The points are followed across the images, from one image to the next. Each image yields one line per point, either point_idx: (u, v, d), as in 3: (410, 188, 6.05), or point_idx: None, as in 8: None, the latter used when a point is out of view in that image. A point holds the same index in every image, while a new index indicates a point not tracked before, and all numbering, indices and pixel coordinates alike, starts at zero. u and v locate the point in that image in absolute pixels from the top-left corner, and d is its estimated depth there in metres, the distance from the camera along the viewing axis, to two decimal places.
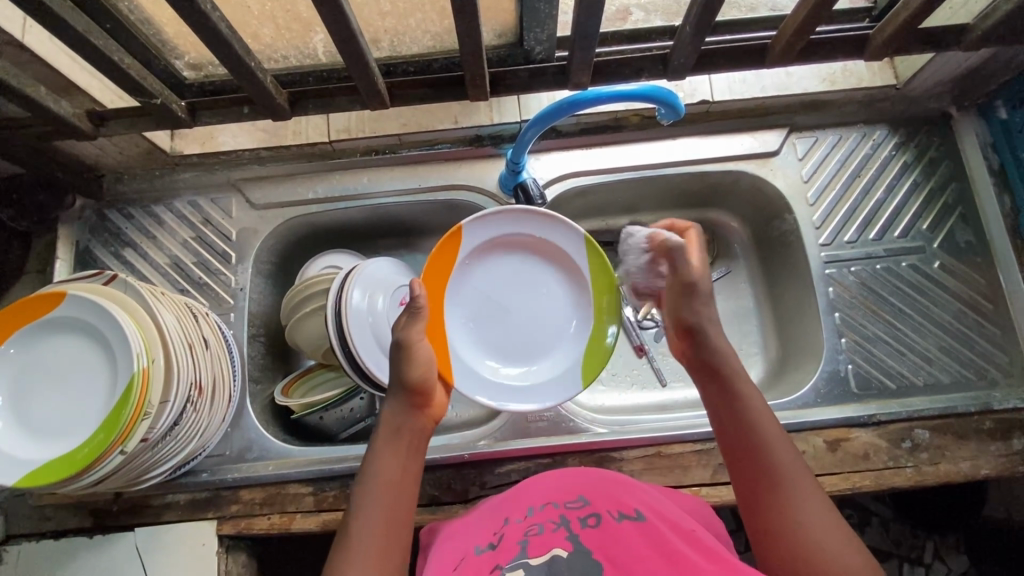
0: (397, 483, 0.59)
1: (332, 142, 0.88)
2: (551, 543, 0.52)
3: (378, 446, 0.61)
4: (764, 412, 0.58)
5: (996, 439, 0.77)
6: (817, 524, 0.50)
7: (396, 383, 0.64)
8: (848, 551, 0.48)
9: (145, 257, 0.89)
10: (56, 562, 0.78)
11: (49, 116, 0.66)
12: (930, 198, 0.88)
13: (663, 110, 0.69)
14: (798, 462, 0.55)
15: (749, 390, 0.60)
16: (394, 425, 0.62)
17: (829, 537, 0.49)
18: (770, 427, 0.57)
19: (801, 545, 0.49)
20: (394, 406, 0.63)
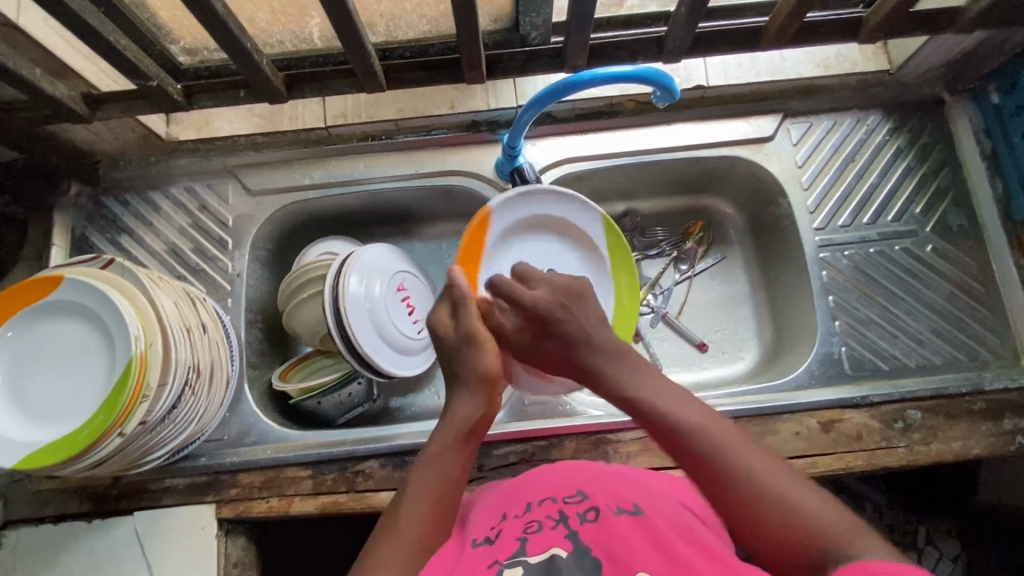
0: (454, 480, 0.59)
1: (328, 127, 0.89)
2: (550, 541, 0.54)
3: (443, 439, 0.61)
4: (670, 393, 0.60)
5: (987, 418, 0.78)
6: (771, 481, 0.53)
7: (474, 375, 0.63)
8: (805, 497, 0.52)
9: (141, 244, 0.89)
10: (55, 546, 0.78)
11: (45, 98, 0.66)
12: (923, 182, 0.89)
13: (658, 93, 0.69)
14: (723, 429, 0.57)
15: (676, 402, 0.58)
16: (465, 422, 0.62)
17: (786, 488, 0.52)
18: (685, 408, 0.58)
19: (762, 507, 0.52)
20: (468, 400, 0.62)
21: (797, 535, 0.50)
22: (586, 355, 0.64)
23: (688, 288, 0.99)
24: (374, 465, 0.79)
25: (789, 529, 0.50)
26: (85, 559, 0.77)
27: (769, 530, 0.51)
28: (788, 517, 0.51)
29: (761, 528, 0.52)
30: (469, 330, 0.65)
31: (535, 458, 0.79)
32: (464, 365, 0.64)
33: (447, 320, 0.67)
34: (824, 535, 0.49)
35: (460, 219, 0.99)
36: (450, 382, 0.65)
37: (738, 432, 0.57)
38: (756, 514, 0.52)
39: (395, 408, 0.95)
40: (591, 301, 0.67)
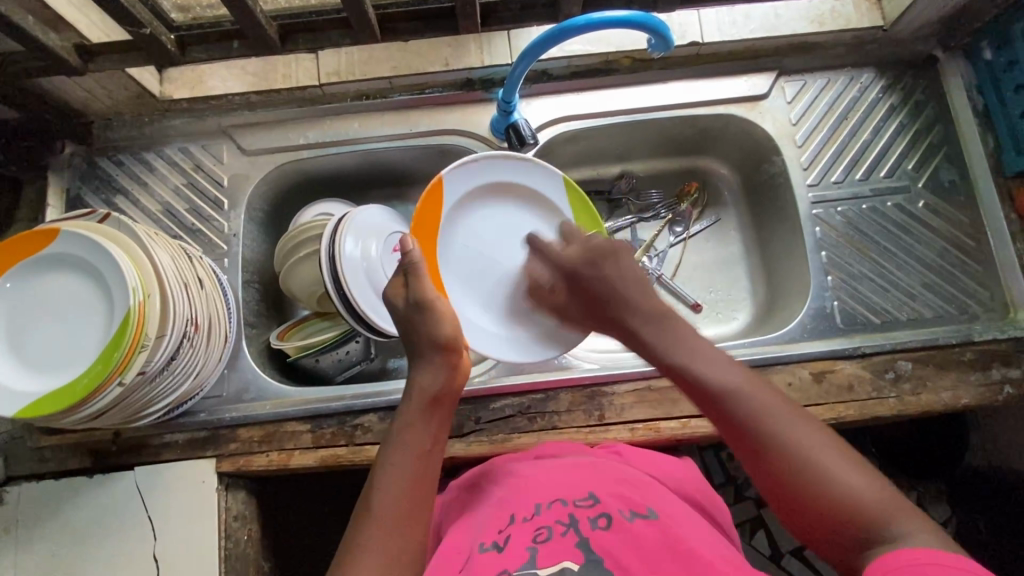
0: (423, 453, 0.61)
1: (322, 85, 0.88)
2: (561, 553, 0.52)
3: (409, 412, 0.63)
4: (713, 359, 0.60)
5: (976, 368, 0.80)
6: (812, 454, 0.52)
7: (427, 342, 0.66)
8: (849, 471, 0.50)
9: (136, 203, 0.88)
10: (56, 501, 0.78)
11: (39, 48, 0.66)
12: (915, 139, 0.89)
13: (653, 41, 0.70)
14: (767, 395, 0.56)
15: (716, 360, 0.60)
16: (426, 392, 0.64)
17: (829, 462, 0.51)
18: (726, 374, 0.58)
19: (805, 484, 0.51)
20: (427, 371, 0.65)
21: (840, 515, 0.49)
22: (622, 313, 0.69)
23: (683, 250, 1.00)
24: (372, 418, 0.81)
25: (829, 507, 0.49)
26: (86, 513, 0.78)
27: (814, 508, 0.50)
28: (830, 495, 0.49)
29: (804, 505, 0.51)
30: (421, 295, 0.68)
31: (532, 411, 0.80)
32: (422, 331, 0.67)
33: (398, 288, 0.69)
34: (867, 515, 0.48)
35: None
36: (411, 351, 0.67)
37: (783, 401, 0.56)
38: (805, 492, 0.51)
39: (393, 369, 0.95)
40: (625, 260, 0.72)
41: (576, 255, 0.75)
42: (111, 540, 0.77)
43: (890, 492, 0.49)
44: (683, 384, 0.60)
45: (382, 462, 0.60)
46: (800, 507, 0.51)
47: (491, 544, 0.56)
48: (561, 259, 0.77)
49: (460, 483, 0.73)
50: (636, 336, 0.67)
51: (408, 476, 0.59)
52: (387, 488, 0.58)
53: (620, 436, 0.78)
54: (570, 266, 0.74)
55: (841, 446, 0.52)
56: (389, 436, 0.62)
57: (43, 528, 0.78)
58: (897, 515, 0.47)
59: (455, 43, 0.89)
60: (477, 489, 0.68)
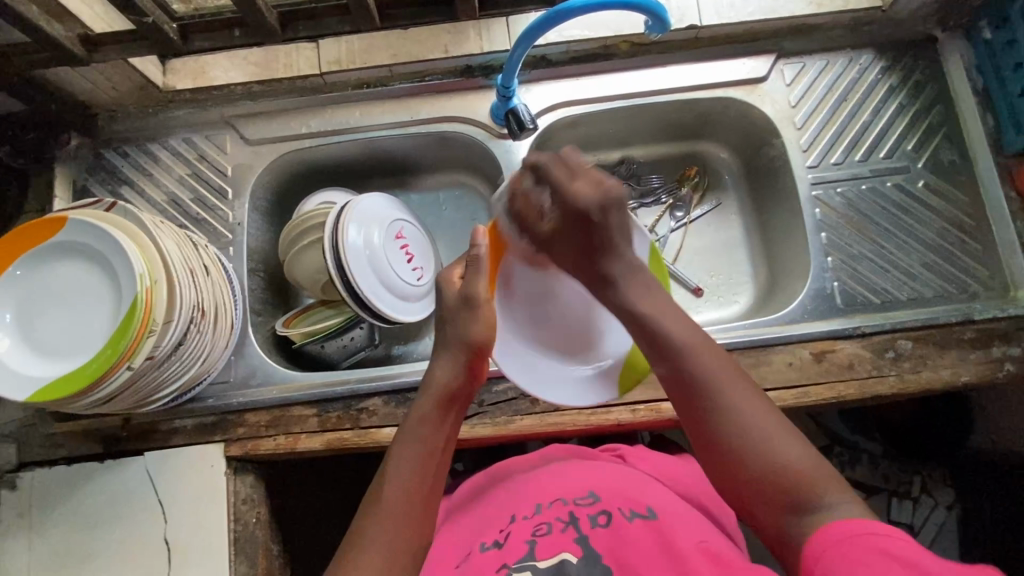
0: (438, 448, 0.62)
1: (323, 74, 0.89)
2: (560, 544, 0.56)
3: (423, 407, 0.63)
4: (678, 320, 0.62)
5: (976, 347, 0.80)
6: (758, 420, 0.55)
7: (460, 341, 0.66)
8: (787, 440, 0.54)
9: (142, 194, 0.89)
10: (68, 486, 0.80)
11: (45, 38, 0.67)
12: (915, 119, 0.89)
13: (649, 22, 0.71)
14: (723, 363, 0.59)
15: (676, 319, 0.62)
16: (443, 387, 0.64)
17: (770, 429, 0.55)
18: (688, 335, 0.60)
19: (743, 447, 0.54)
20: (445, 366, 0.65)
21: (771, 477, 0.53)
22: (606, 262, 0.66)
23: (684, 234, 1.00)
24: (377, 402, 0.82)
25: (764, 469, 0.53)
26: (98, 497, 0.79)
27: (748, 470, 0.54)
28: (767, 459, 0.53)
29: (736, 466, 0.55)
30: (469, 291, 0.68)
31: (535, 393, 0.81)
32: (454, 325, 0.67)
33: (457, 278, 0.71)
34: (800, 480, 0.52)
35: (457, 169, 1.00)
36: (438, 344, 0.68)
37: (736, 369, 0.59)
38: (745, 451, 0.54)
39: (397, 356, 0.96)
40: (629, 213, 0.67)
41: (587, 196, 0.65)
42: (123, 524, 0.79)
43: (825, 466, 0.53)
44: (642, 336, 0.62)
45: (396, 452, 0.61)
46: (734, 466, 0.55)
47: (492, 543, 0.61)
48: (570, 195, 0.66)
49: (463, 488, 0.76)
50: (610, 286, 0.65)
51: (421, 468, 0.60)
52: (399, 479, 0.59)
53: (622, 417, 0.79)
54: (583, 206, 0.65)
55: (783, 419, 0.56)
56: (401, 432, 0.63)
57: (57, 513, 0.79)
58: (829, 487, 0.51)
59: (454, 30, 0.89)
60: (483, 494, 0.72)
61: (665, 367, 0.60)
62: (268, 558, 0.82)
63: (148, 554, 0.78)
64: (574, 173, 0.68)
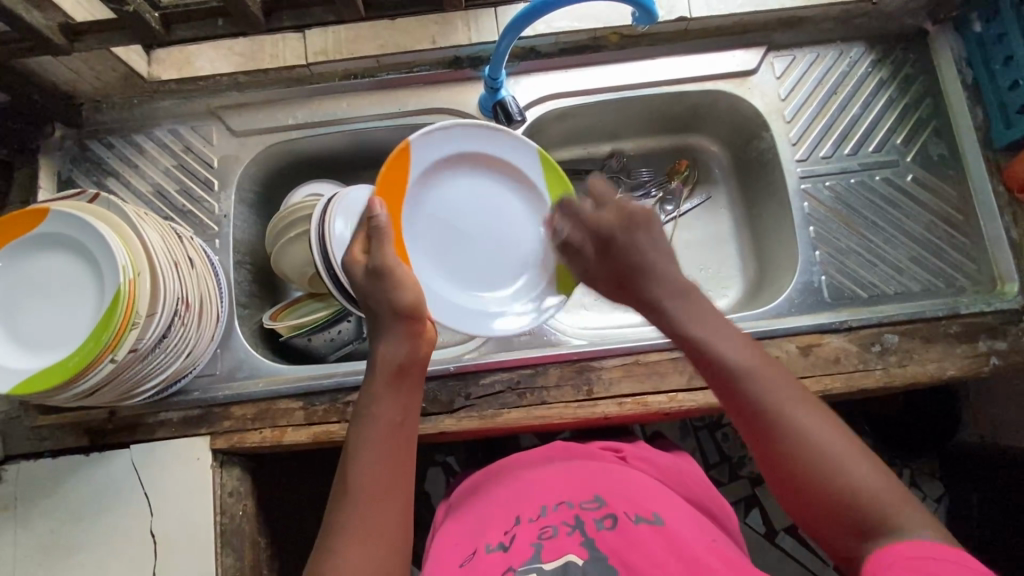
0: (397, 425, 0.62)
1: (309, 65, 0.88)
2: (566, 548, 0.56)
3: (375, 387, 0.63)
4: (737, 342, 0.60)
5: (963, 341, 0.80)
6: (828, 446, 0.53)
7: (389, 310, 0.64)
8: (860, 463, 0.53)
9: (127, 185, 0.89)
10: (53, 478, 0.80)
11: (23, 27, 0.66)
12: (904, 113, 0.89)
13: (637, 13, 0.70)
14: (787, 385, 0.57)
15: (728, 337, 0.60)
16: (391, 363, 0.63)
17: (844, 455, 0.53)
18: (749, 359, 0.58)
19: (820, 478, 0.53)
20: (392, 341, 0.64)
21: (843, 504, 0.52)
22: (645, 287, 0.65)
23: (673, 228, 1.00)
24: None
25: (837, 496, 0.52)
26: (84, 489, 0.79)
27: (822, 498, 0.53)
28: (841, 488, 0.52)
29: (812, 491, 0.53)
30: (377, 262, 0.64)
31: (522, 386, 0.80)
32: (378, 301, 0.64)
33: (358, 252, 0.67)
34: (874, 508, 0.51)
35: None
36: (372, 324, 0.66)
37: (800, 387, 0.57)
38: (814, 478, 0.53)
39: None
40: (660, 229, 0.67)
41: (610, 223, 0.68)
42: (109, 517, 0.79)
43: (902, 492, 0.51)
44: (694, 357, 0.61)
45: (354, 437, 0.61)
46: (808, 492, 0.53)
47: (497, 545, 0.61)
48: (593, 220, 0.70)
49: (464, 484, 0.76)
50: (657, 312, 0.64)
51: (387, 447, 0.60)
52: (365, 462, 0.59)
53: (608, 410, 0.79)
54: (605, 229, 0.68)
55: (856, 441, 0.55)
56: (359, 411, 0.63)
57: (43, 505, 0.79)
58: (907, 515, 0.50)
59: (442, 21, 0.88)
60: (484, 494, 0.72)
61: (727, 391, 0.58)
62: (256, 550, 0.82)
63: (134, 547, 0.78)
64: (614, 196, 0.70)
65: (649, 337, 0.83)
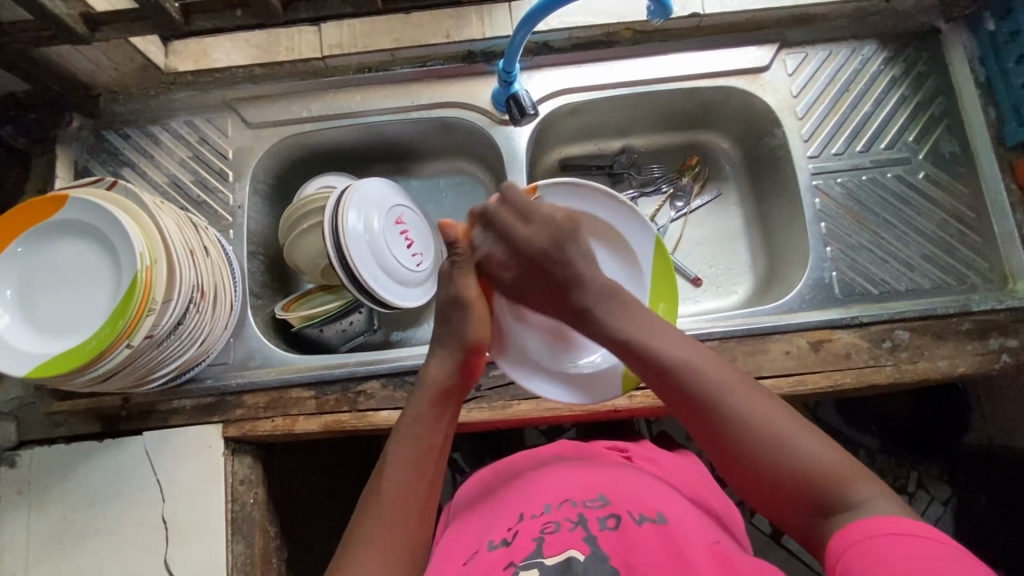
0: (433, 445, 0.63)
1: (324, 58, 0.89)
2: (567, 543, 0.56)
3: (420, 408, 0.64)
4: (671, 339, 0.64)
5: (974, 338, 0.80)
6: (766, 423, 0.57)
7: (454, 338, 0.67)
8: (800, 433, 0.56)
9: (142, 175, 0.89)
10: (67, 464, 0.80)
11: (47, 15, 0.67)
12: (916, 110, 0.89)
13: (651, 7, 0.70)
14: (721, 371, 0.61)
15: (666, 338, 0.64)
16: (439, 386, 0.65)
17: (784, 427, 0.56)
18: (685, 355, 0.62)
19: (763, 454, 0.56)
20: (443, 366, 0.66)
21: (793, 477, 0.54)
22: (578, 297, 0.67)
23: (684, 224, 1.00)
24: (375, 385, 0.82)
25: (782, 470, 0.55)
26: (97, 475, 0.80)
27: (769, 473, 0.55)
28: (788, 463, 0.54)
29: (760, 471, 0.56)
30: (461, 293, 0.68)
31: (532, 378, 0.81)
32: (450, 327, 0.67)
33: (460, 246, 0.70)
34: (819, 475, 0.53)
35: (458, 156, 1.01)
36: (434, 341, 0.69)
37: (736, 374, 0.61)
38: (769, 459, 0.55)
39: (396, 341, 0.97)
40: (583, 238, 0.70)
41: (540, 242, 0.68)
42: (121, 503, 0.79)
43: (843, 456, 0.54)
44: (634, 361, 0.64)
45: (396, 451, 0.62)
46: (758, 472, 0.56)
47: (500, 542, 0.61)
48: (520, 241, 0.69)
49: (472, 485, 0.77)
50: (590, 319, 0.66)
51: (418, 465, 0.61)
52: (397, 480, 0.60)
53: (618, 403, 0.80)
54: (533, 246, 0.68)
55: (795, 416, 0.58)
56: (402, 426, 0.64)
57: (56, 490, 0.80)
58: (852, 476, 0.52)
59: (456, 15, 0.89)
60: (490, 495, 0.72)
61: (664, 388, 0.62)
62: (265, 539, 0.83)
63: (146, 533, 0.78)
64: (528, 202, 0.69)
65: None
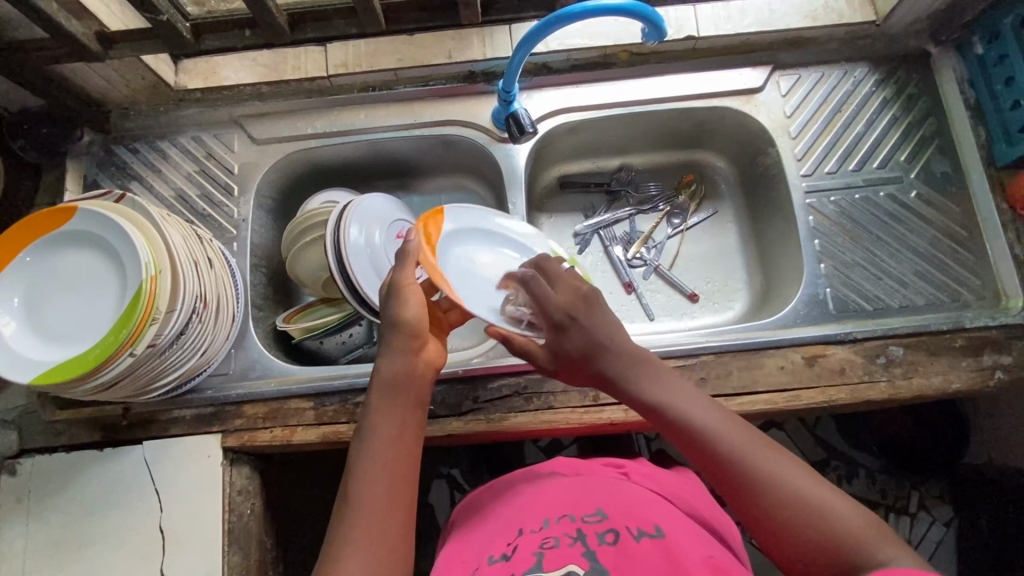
0: (393, 435, 0.61)
1: (330, 77, 0.92)
2: (567, 558, 0.57)
3: (378, 398, 0.63)
4: (689, 398, 0.62)
5: (968, 354, 0.80)
6: (794, 487, 0.54)
7: (395, 326, 0.64)
8: (824, 494, 0.54)
9: (150, 188, 0.91)
10: (66, 473, 0.81)
11: (64, 34, 0.70)
12: (908, 131, 0.91)
13: (646, 30, 0.72)
14: (745, 434, 0.59)
15: (687, 399, 0.62)
16: (393, 375, 0.63)
17: (812, 494, 0.54)
18: (710, 418, 0.60)
19: (791, 518, 0.53)
20: (388, 355, 0.64)
21: (818, 542, 0.51)
22: (602, 364, 0.66)
23: (681, 241, 1.02)
24: None
25: (812, 538, 0.52)
26: (96, 484, 0.80)
27: (802, 536, 0.52)
28: (809, 527, 0.52)
29: (789, 535, 0.53)
30: (398, 281, 0.66)
31: (530, 391, 0.82)
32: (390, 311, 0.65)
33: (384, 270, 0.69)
34: (846, 539, 0.51)
35: (458, 173, 1.03)
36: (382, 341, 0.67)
37: (756, 435, 0.59)
38: (795, 527, 0.53)
39: None
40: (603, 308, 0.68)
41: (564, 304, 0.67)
42: (119, 512, 0.80)
43: (872, 522, 0.52)
44: (656, 419, 0.62)
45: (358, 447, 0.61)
46: (783, 535, 0.53)
47: (500, 557, 0.61)
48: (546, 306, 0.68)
49: (467, 502, 0.77)
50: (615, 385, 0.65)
51: (382, 459, 0.59)
52: (363, 464, 0.59)
53: (614, 416, 0.80)
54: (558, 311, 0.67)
55: (817, 478, 0.55)
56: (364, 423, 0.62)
57: (56, 498, 0.80)
58: (879, 542, 0.50)
59: (458, 37, 0.92)
60: (487, 508, 0.73)
61: (690, 446, 0.60)
62: (262, 550, 0.83)
63: (143, 543, 0.79)
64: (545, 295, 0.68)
65: (657, 344, 0.84)
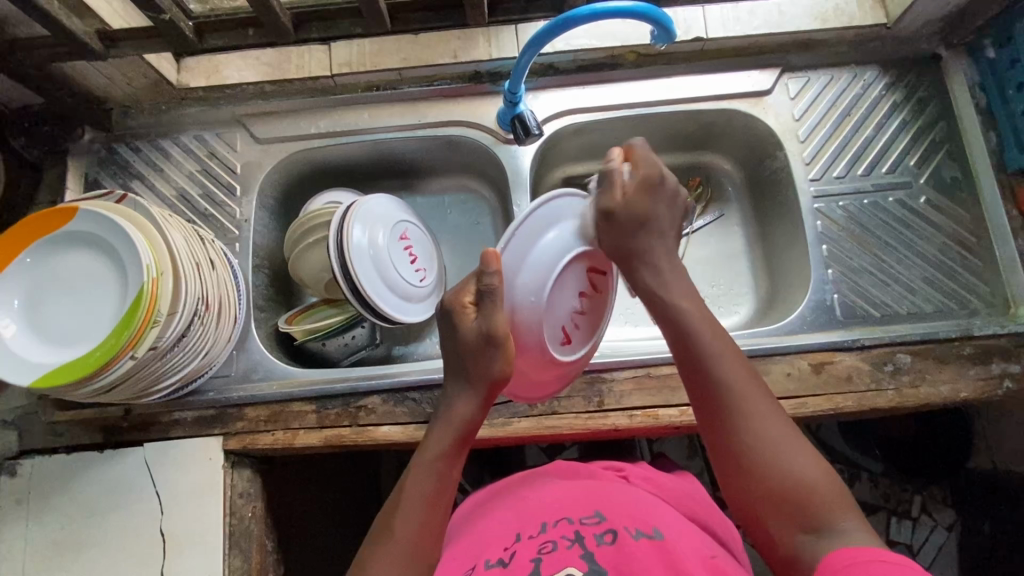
0: (445, 484, 0.62)
1: (334, 76, 0.91)
2: (564, 562, 0.56)
3: (438, 440, 0.64)
4: (710, 323, 0.62)
5: (976, 362, 0.80)
6: (776, 436, 0.57)
7: (481, 376, 0.63)
8: (803, 458, 0.56)
9: (151, 188, 0.91)
10: (66, 474, 0.80)
11: (66, 33, 0.69)
12: (918, 135, 0.90)
13: (655, 33, 0.71)
14: (745, 368, 0.60)
15: (707, 323, 0.62)
16: (460, 422, 0.64)
17: (792, 449, 0.56)
18: (720, 345, 0.60)
19: (762, 462, 0.56)
20: (466, 399, 0.64)
21: (780, 489, 0.55)
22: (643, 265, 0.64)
23: (686, 244, 1.01)
24: (376, 400, 0.82)
25: (778, 488, 0.55)
26: (97, 486, 0.80)
27: (768, 489, 0.56)
28: (777, 474, 0.55)
29: (754, 478, 0.56)
30: (489, 326, 0.61)
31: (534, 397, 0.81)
32: (477, 362, 0.62)
33: (468, 305, 0.64)
34: (808, 496, 0.54)
35: (462, 174, 1.02)
36: (458, 373, 0.65)
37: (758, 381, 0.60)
38: (763, 470, 0.56)
39: (398, 355, 0.97)
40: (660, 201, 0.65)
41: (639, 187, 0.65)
42: (119, 515, 0.79)
43: (836, 486, 0.55)
44: (670, 330, 0.62)
45: (408, 485, 0.62)
46: (753, 474, 0.56)
47: (497, 562, 0.60)
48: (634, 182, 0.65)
49: (467, 505, 0.76)
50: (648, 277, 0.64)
51: (427, 504, 0.61)
52: (409, 505, 0.61)
53: (618, 422, 0.80)
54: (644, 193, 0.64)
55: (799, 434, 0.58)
56: (414, 459, 0.64)
57: (56, 500, 0.80)
58: (836, 509, 0.53)
59: (463, 37, 0.91)
60: (486, 510, 0.72)
61: (692, 369, 0.60)
62: (263, 553, 0.82)
63: (144, 545, 0.78)
64: (653, 160, 0.66)
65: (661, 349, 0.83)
